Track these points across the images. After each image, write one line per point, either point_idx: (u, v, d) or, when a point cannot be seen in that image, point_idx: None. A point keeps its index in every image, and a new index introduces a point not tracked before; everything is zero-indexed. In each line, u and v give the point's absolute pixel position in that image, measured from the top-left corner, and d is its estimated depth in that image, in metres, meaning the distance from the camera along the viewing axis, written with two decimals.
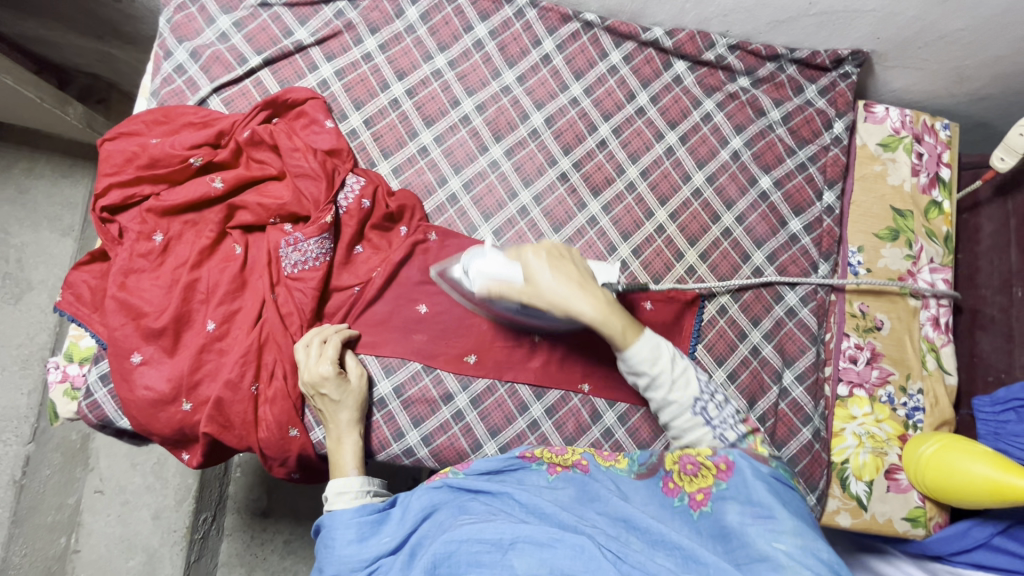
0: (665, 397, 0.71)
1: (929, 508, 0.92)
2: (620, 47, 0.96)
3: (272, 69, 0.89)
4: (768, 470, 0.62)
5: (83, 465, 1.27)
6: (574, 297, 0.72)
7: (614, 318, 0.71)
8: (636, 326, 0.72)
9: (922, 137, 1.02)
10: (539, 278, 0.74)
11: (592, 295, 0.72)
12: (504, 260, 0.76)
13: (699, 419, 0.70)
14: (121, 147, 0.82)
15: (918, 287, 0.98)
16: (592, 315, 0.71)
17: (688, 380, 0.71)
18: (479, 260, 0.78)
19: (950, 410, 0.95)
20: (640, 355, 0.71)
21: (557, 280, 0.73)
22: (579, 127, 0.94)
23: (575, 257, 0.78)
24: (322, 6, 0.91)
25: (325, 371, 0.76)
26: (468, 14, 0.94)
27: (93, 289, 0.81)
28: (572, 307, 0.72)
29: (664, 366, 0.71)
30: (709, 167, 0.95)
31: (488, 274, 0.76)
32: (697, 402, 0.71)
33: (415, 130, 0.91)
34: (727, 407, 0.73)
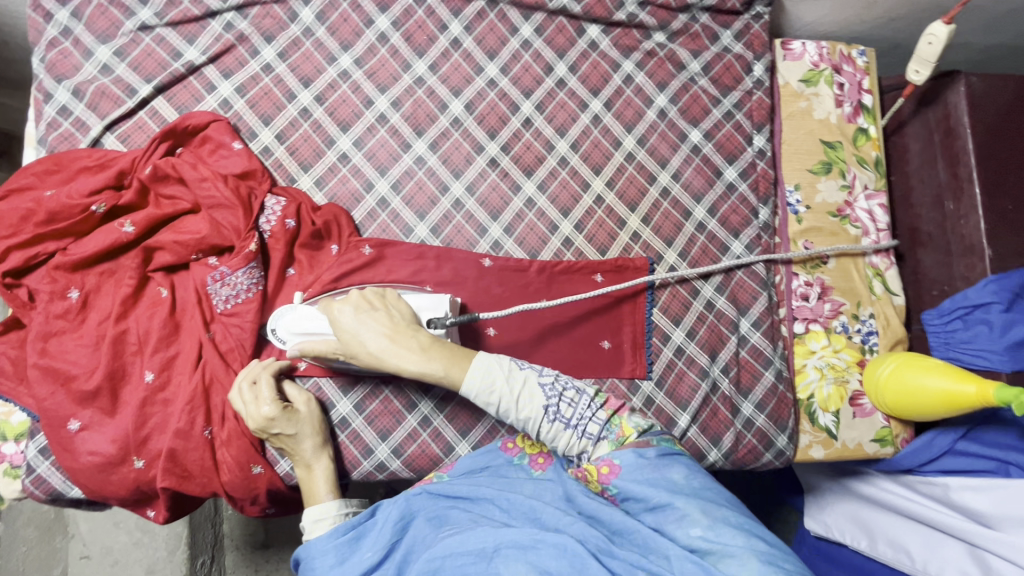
0: (518, 417, 0.67)
1: (895, 427, 0.95)
2: (530, 20, 0.93)
3: (166, 96, 0.84)
4: (654, 451, 0.64)
5: (62, 533, 1.22)
6: (378, 354, 0.70)
7: (433, 362, 0.69)
8: (462, 360, 0.69)
9: (841, 67, 1.03)
10: (347, 331, 0.72)
11: (402, 342, 0.70)
12: (312, 315, 0.76)
13: (559, 425, 0.67)
14: (14, 205, 0.76)
15: (856, 216, 1.00)
16: (409, 365, 0.69)
17: (531, 390, 0.68)
18: (288, 317, 0.77)
19: (901, 329, 0.98)
20: (471, 388, 0.67)
21: (359, 329, 0.71)
22: (501, 109, 0.91)
23: (395, 299, 0.76)
24: (208, 21, 0.85)
25: (267, 413, 0.73)
26: (367, 7, 0.89)
27: (14, 361, 0.76)
28: (386, 360, 0.70)
29: (501, 386, 0.67)
30: (638, 129, 0.94)
31: (302, 333, 0.75)
32: (548, 410, 0.67)
33: (331, 138, 0.87)
34: (581, 396, 0.69)
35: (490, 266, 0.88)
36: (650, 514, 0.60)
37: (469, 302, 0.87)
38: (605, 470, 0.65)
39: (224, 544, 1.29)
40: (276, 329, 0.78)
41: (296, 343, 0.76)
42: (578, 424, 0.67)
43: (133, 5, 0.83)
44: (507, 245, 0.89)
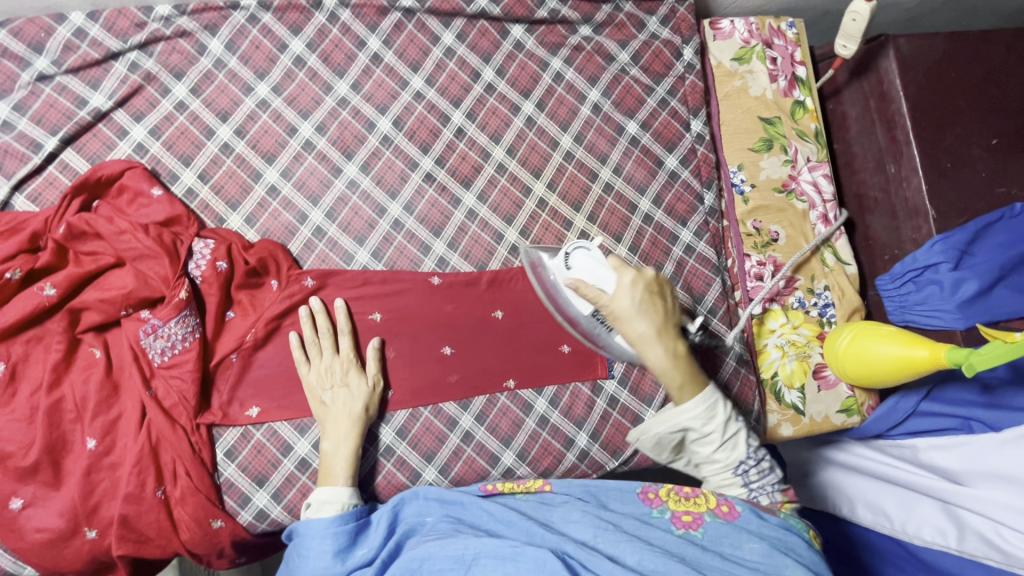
0: (710, 454, 0.69)
1: (860, 395, 0.96)
2: (450, 27, 0.90)
3: (75, 147, 0.80)
4: (774, 518, 0.63)
5: None
6: (646, 339, 0.70)
7: (676, 373, 0.69)
8: (696, 387, 0.69)
9: (772, 41, 1.02)
10: (623, 305, 0.70)
11: (665, 340, 0.70)
12: (601, 264, 0.72)
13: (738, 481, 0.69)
14: None
15: (802, 189, 1.00)
16: (655, 362, 0.69)
17: (738, 442, 0.69)
18: (580, 253, 0.73)
19: (857, 298, 0.99)
20: (693, 415, 0.68)
21: (642, 311, 0.70)
22: (431, 122, 0.89)
23: (672, 295, 0.74)
24: (111, 63, 0.81)
25: (333, 365, 0.78)
26: (278, 31, 0.85)
27: None
28: (640, 347, 0.70)
29: (717, 425, 0.68)
30: (574, 127, 0.93)
31: (583, 272, 0.72)
32: (740, 465, 0.69)
33: (257, 171, 0.84)
34: (771, 474, 0.70)
35: (439, 284, 0.86)
36: (737, 548, 0.59)
37: (420, 323, 0.85)
38: (725, 509, 0.63)
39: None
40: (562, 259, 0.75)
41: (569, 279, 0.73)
42: (756, 492, 0.69)
43: (28, 54, 0.79)
44: (452, 260, 0.87)
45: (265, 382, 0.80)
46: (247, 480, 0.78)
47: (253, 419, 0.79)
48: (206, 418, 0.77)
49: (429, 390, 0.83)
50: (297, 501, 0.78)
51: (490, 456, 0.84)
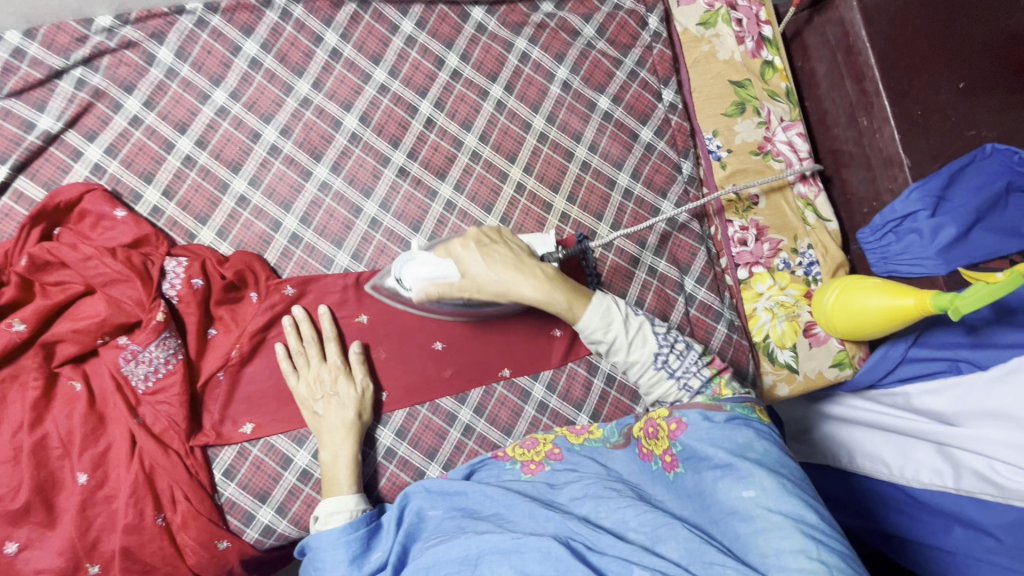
0: (626, 359, 0.71)
1: (850, 349, 0.98)
2: (408, 14, 0.87)
3: (28, 174, 0.76)
4: (722, 415, 0.63)
5: None
6: (512, 283, 0.71)
7: (558, 296, 0.70)
8: (582, 297, 0.71)
9: (736, 2, 1.01)
10: (473, 269, 0.72)
11: (529, 273, 0.72)
12: (434, 260, 0.74)
13: (665, 373, 0.70)
14: None
15: (778, 150, 1.00)
16: (533, 294, 0.71)
17: (645, 338, 0.71)
18: (408, 266, 0.75)
19: (840, 253, 0.99)
20: (591, 327, 0.70)
21: (492, 267, 0.72)
22: (399, 114, 0.86)
23: (507, 234, 0.77)
24: (55, 82, 0.77)
25: (322, 374, 0.77)
26: (229, 33, 0.82)
27: None
28: (513, 291, 0.71)
29: (617, 330, 0.70)
30: (545, 107, 0.91)
31: (423, 277, 0.73)
32: (657, 356, 0.70)
33: (223, 182, 0.81)
34: (688, 353, 0.71)
35: None
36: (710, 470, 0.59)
37: (407, 322, 0.83)
38: (675, 425, 0.65)
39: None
40: (400, 278, 0.76)
41: (420, 288, 0.75)
42: (683, 376, 0.70)
43: None
44: None
45: (256, 396, 0.78)
46: (249, 498, 0.76)
47: (248, 435, 0.77)
48: (199, 440, 0.75)
49: (424, 388, 0.82)
50: (302, 513, 0.77)
51: (492, 446, 0.83)
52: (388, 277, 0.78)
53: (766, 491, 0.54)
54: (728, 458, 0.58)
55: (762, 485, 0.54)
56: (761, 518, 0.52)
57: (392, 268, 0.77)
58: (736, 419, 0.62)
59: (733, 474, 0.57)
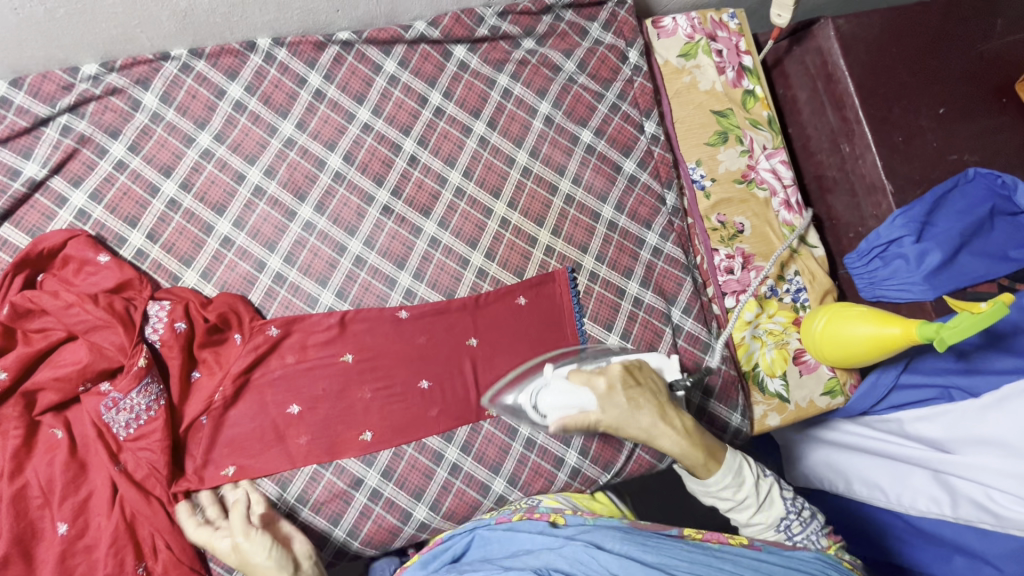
0: (749, 520, 0.68)
1: (841, 376, 0.97)
2: (391, 54, 0.89)
3: (13, 222, 0.76)
4: (806, 554, 0.57)
5: None
6: (651, 429, 0.68)
7: (697, 452, 0.67)
8: (717, 454, 0.68)
9: (715, 34, 1.03)
10: (617, 412, 0.68)
11: (669, 422, 0.68)
12: (569, 389, 0.71)
13: (783, 537, 0.67)
14: None
15: (761, 179, 1.00)
16: (671, 447, 0.67)
17: (773, 502, 0.67)
18: (544, 393, 0.72)
19: (828, 279, 0.99)
20: (723, 487, 0.67)
21: (635, 411, 0.68)
22: (382, 152, 0.87)
23: (647, 373, 0.73)
24: (40, 130, 0.78)
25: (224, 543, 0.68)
26: (214, 77, 0.83)
27: None
28: (653, 441, 0.68)
29: (748, 492, 0.67)
30: (528, 142, 0.92)
31: (561, 407, 0.70)
32: (782, 520, 0.67)
33: (208, 224, 0.81)
34: (812, 521, 0.68)
35: (407, 317, 0.84)
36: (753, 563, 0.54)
37: (393, 360, 0.83)
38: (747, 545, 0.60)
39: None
40: (537, 407, 0.74)
41: (554, 417, 0.71)
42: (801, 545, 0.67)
43: None
44: (420, 291, 0.85)
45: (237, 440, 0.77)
46: None
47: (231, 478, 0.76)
48: (181, 486, 0.74)
49: (409, 429, 0.81)
50: None
51: (479, 485, 0.82)
52: (524, 396, 0.77)
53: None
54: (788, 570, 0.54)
55: None
56: None
57: (530, 392, 0.75)
58: (824, 561, 0.57)
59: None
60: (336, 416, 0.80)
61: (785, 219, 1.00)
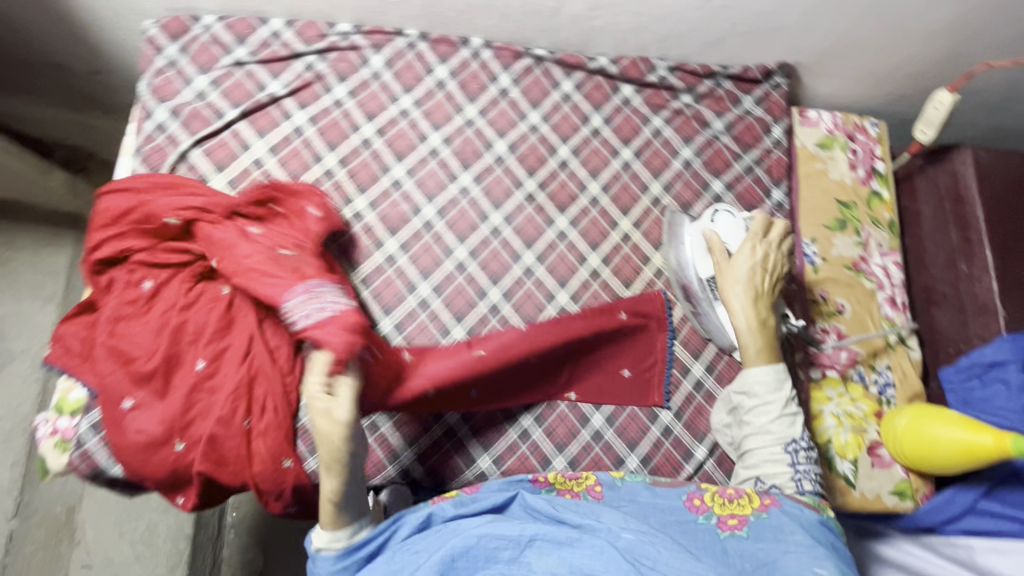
0: (765, 425, 0.81)
1: (914, 481, 0.95)
2: (571, 77, 1.04)
3: (248, 121, 0.95)
4: (815, 515, 0.70)
5: (69, 538, 1.36)
6: (741, 297, 0.85)
7: (756, 339, 0.83)
8: (772, 357, 0.83)
9: (854, 135, 1.12)
10: (733, 270, 0.86)
11: (758, 314, 0.85)
12: (739, 230, 0.91)
13: (787, 457, 0.79)
14: (117, 201, 0.85)
15: (871, 271, 1.05)
16: (739, 319, 0.85)
17: (793, 421, 0.81)
18: (726, 216, 0.92)
19: (919, 383, 1.00)
20: (761, 378, 0.81)
21: (750, 276, 0.86)
22: (541, 151, 1.01)
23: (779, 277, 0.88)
24: (292, 61, 0.98)
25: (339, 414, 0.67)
26: (429, 57, 1.01)
27: (81, 340, 0.82)
28: (732, 306, 0.85)
29: (779, 397, 0.81)
30: (665, 177, 1.03)
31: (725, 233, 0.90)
32: (790, 443, 0.79)
33: (387, 165, 0.96)
34: (815, 464, 0.80)
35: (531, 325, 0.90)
36: (784, 541, 0.66)
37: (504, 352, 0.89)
38: (766, 501, 0.72)
39: (226, 538, 1.39)
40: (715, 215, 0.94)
41: (712, 232, 0.91)
42: (801, 474, 0.78)
43: (232, 44, 0.96)
44: (538, 271, 0.95)
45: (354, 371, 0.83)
46: None
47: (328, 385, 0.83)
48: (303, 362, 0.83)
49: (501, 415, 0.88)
50: None
51: (542, 457, 0.88)
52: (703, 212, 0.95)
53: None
54: (810, 541, 0.66)
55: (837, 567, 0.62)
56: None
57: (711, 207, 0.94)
58: (827, 526, 0.70)
59: (810, 550, 0.64)
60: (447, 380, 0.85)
61: (885, 315, 1.03)
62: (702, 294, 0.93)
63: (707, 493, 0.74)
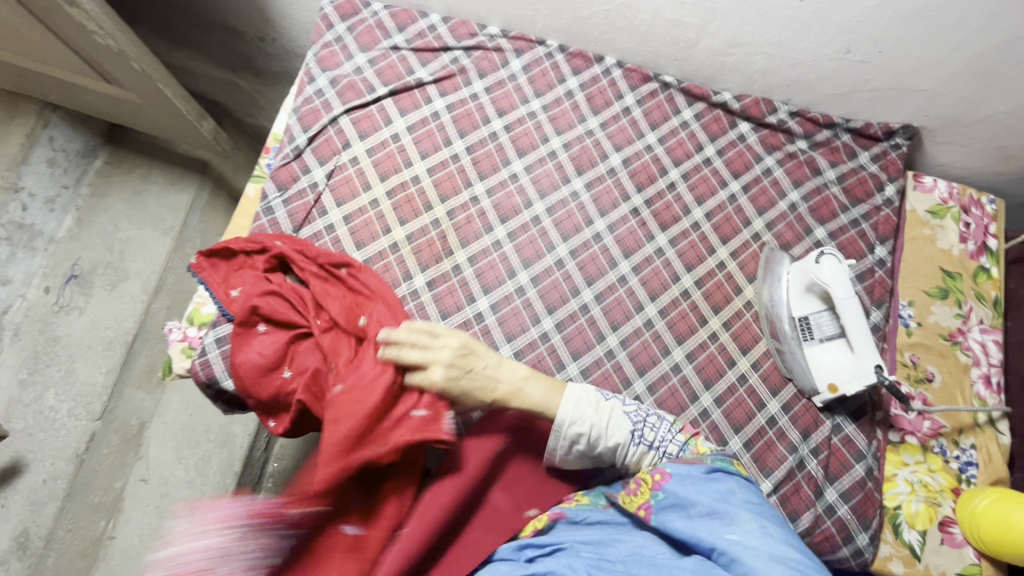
0: (616, 444, 0.77)
1: (987, 568, 0.90)
2: (692, 106, 1.09)
3: (394, 99, 1.04)
4: (722, 480, 0.68)
5: (135, 453, 1.41)
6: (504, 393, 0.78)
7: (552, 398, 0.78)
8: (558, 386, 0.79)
9: (968, 208, 1.10)
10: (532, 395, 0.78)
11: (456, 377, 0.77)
12: (841, 279, 0.89)
13: (647, 445, 0.78)
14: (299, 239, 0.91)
15: (968, 345, 1.02)
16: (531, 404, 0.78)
17: (620, 424, 0.77)
18: (831, 263, 0.90)
19: (1004, 469, 0.96)
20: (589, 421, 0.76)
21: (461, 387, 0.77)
22: (652, 170, 1.06)
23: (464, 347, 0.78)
24: (441, 53, 1.08)
25: None
26: (563, 69, 1.09)
27: (235, 262, 0.90)
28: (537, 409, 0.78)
29: (595, 420, 0.76)
30: (768, 214, 1.05)
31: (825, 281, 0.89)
32: (634, 432, 0.78)
33: (508, 159, 1.04)
34: (659, 424, 0.80)
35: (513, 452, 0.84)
36: (686, 515, 0.65)
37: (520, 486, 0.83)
38: (657, 476, 0.71)
39: (265, 486, 1.45)
40: (821, 258, 0.91)
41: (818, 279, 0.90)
42: (657, 448, 0.78)
43: (393, 31, 1.07)
44: (632, 281, 0.99)
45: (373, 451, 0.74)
46: None
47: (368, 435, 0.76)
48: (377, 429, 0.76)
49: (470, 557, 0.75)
50: None
51: None
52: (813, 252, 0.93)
53: (746, 538, 0.59)
54: (708, 506, 0.64)
55: (742, 532, 0.60)
56: (751, 543, 0.58)
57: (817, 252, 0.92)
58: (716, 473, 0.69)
59: (733, 521, 0.61)
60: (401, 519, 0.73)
61: (977, 392, 1.00)
62: (793, 335, 0.94)
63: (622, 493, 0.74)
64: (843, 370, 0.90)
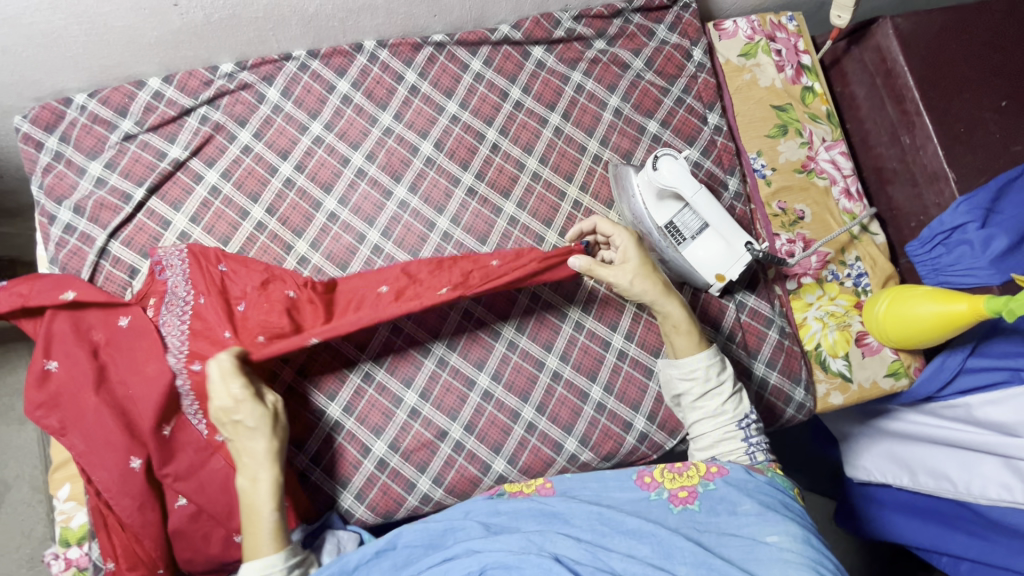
0: (722, 408, 0.81)
1: (905, 358, 0.98)
2: (477, 54, 0.99)
3: (159, 195, 0.89)
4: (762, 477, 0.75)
5: None
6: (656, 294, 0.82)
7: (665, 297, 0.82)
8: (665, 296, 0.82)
9: (774, 35, 1.09)
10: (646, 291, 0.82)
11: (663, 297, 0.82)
12: (682, 173, 0.86)
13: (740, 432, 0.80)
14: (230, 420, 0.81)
15: (821, 168, 1.05)
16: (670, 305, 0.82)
17: (742, 398, 0.82)
18: (668, 160, 0.87)
19: (889, 265, 1.02)
20: (700, 364, 0.81)
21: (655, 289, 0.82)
22: (468, 141, 0.97)
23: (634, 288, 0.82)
24: (184, 119, 0.91)
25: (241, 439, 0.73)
26: (326, 75, 0.95)
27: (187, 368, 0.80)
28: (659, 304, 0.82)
29: (724, 377, 0.82)
30: (599, 132, 1.00)
31: (667, 182, 0.86)
32: (741, 419, 0.81)
33: (317, 201, 0.92)
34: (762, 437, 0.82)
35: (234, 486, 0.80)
36: (729, 513, 0.70)
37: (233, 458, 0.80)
38: (714, 469, 0.75)
39: None
40: (657, 159, 0.88)
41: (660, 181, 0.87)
42: (753, 446, 0.80)
43: (114, 118, 0.89)
44: None
45: (197, 311, 0.83)
46: (333, 482, 0.85)
47: (198, 376, 0.80)
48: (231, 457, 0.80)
49: (27, 411, 0.74)
50: (379, 499, 0.85)
51: (554, 443, 0.89)
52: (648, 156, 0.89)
53: (791, 541, 0.65)
54: (758, 508, 0.69)
55: (785, 534, 0.66)
56: (783, 553, 0.63)
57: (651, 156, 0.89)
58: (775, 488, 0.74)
59: (758, 518, 0.69)
60: (117, 397, 0.78)
61: (844, 207, 1.04)
62: (665, 242, 0.91)
63: (655, 469, 0.77)
64: (719, 259, 0.89)
